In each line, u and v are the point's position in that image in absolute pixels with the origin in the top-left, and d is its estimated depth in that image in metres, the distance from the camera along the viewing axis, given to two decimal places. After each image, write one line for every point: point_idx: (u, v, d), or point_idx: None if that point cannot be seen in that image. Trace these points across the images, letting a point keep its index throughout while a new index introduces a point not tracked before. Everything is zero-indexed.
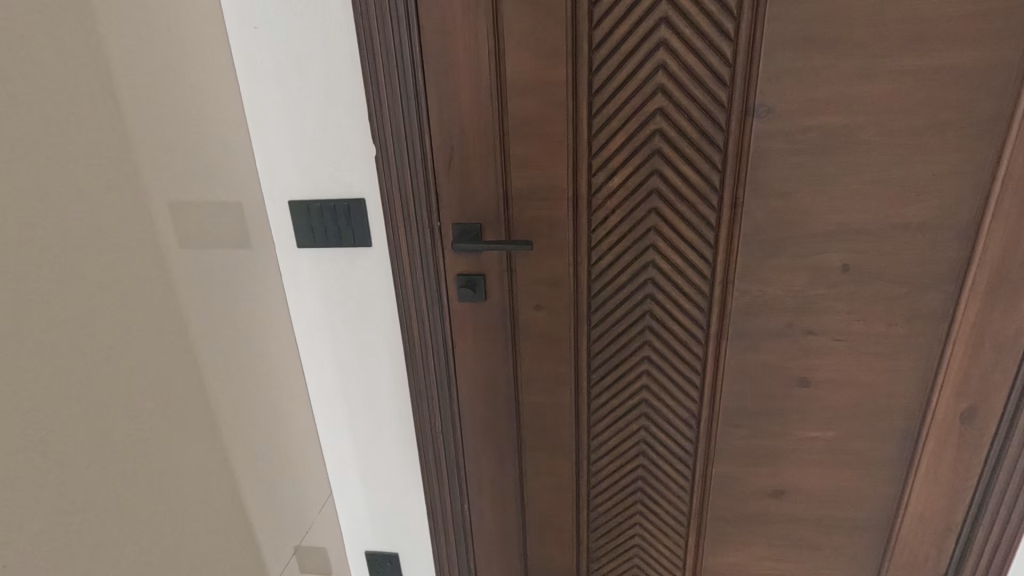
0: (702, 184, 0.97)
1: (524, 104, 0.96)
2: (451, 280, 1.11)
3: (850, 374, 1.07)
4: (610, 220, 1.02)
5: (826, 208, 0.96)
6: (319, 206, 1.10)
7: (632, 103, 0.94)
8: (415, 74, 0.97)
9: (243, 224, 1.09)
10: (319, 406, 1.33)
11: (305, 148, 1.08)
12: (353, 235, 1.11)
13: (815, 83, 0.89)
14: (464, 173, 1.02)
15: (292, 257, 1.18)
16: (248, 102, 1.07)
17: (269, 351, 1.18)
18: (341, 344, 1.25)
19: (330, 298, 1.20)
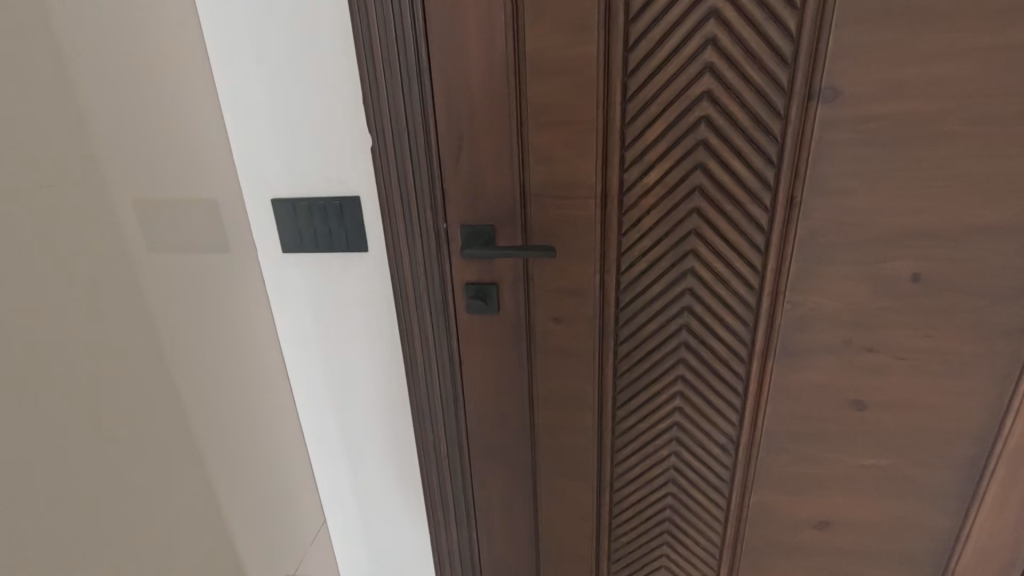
0: (754, 181, 0.83)
1: (547, 87, 0.82)
2: (458, 290, 0.97)
3: (913, 397, 0.94)
4: (644, 223, 0.88)
5: (897, 209, 0.83)
6: (306, 204, 0.96)
7: (674, 86, 0.80)
8: (418, 51, 0.82)
9: (219, 225, 0.95)
10: (310, 426, 1.19)
11: (289, 139, 0.93)
12: (346, 238, 0.97)
13: (892, 62, 0.75)
14: (474, 168, 0.88)
15: (276, 262, 1.04)
16: (222, 85, 0.92)
17: (252, 370, 1.04)
18: (334, 359, 1.11)
19: (320, 309, 1.06)
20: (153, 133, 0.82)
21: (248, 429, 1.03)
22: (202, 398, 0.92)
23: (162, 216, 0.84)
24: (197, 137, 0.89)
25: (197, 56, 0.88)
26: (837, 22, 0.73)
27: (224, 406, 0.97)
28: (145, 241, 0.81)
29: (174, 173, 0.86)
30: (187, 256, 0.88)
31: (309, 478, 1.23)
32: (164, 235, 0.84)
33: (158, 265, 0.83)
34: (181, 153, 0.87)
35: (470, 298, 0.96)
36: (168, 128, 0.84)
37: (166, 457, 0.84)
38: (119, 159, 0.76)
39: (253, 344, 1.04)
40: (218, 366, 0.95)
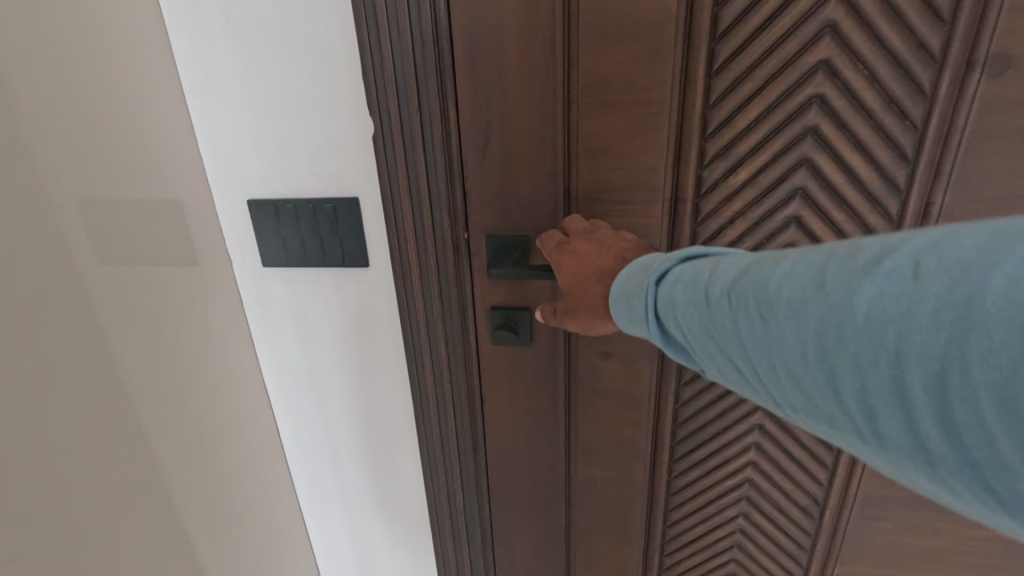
0: (877, 182, 0.63)
1: (608, 57, 0.61)
2: (481, 315, 0.77)
3: None
4: (725, 236, 0.68)
5: None
6: (291, 207, 0.75)
7: (780, 54, 0.59)
8: (435, 5, 0.61)
9: (186, 236, 0.74)
10: (301, 474, 0.98)
11: (268, 124, 0.71)
12: (341, 251, 0.77)
13: None
14: (507, 164, 0.68)
15: (259, 275, 0.82)
16: (181, 54, 0.70)
17: (229, 413, 0.83)
18: (327, 396, 0.90)
19: (311, 336, 0.85)
20: (94, 115, 0.63)
21: (229, 489, 0.83)
22: (168, 456, 0.72)
23: (110, 222, 0.64)
24: (151, 122, 0.69)
25: (144, 14, 0.67)
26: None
27: (194, 463, 0.76)
28: (83, 258, 0.61)
29: (124, 167, 0.66)
30: (142, 274, 0.69)
31: (302, 533, 1.03)
32: (113, 248, 0.64)
33: (103, 290, 0.63)
34: (133, 141, 0.67)
35: (497, 326, 0.76)
36: (115, 110, 0.65)
37: (121, 539, 0.65)
38: (47, 151, 0.57)
39: (229, 382, 0.83)
40: (188, 413, 0.75)
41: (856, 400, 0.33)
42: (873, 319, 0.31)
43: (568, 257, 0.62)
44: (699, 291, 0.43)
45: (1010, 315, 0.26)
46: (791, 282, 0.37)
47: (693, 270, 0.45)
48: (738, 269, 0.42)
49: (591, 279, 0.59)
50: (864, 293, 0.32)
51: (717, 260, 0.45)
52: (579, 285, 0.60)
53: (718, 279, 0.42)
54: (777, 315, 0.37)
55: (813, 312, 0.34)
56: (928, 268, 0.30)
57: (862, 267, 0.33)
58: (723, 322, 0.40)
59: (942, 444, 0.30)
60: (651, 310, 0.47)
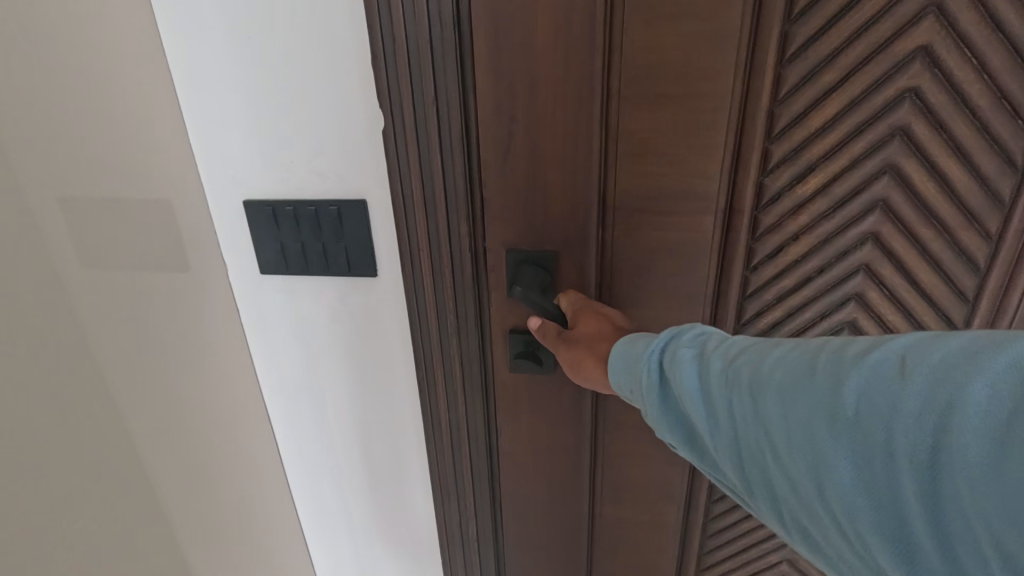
0: (976, 194, 0.53)
1: (662, 40, 0.51)
2: (499, 339, 0.68)
3: None
4: (786, 254, 0.58)
5: None
6: (291, 209, 0.64)
7: (870, 37, 0.48)
8: None
9: (176, 240, 0.63)
10: (303, 502, 0.87)
11: (262, 111, 0.60)
12: (343, 256, 0.66)
13: None
14: (534, 167, 0.58)
15: (253, 285, 0.71)
16: (167, 26, 0.58)
17: (231, 441, 0.73)
18: (331, 421, 0.79)
19: (314, 352, 0.74)
20: (79, 102, 0.52)
21: (229, 529, 0.72)
22: (161, 499, 0.61)
23: (96, 226, 0.54)
24: (137, 110, 0.57)
25: None
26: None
27: (192, 505, 0.66)
28: (64, 271, 0.50)
29: (114, 162, 0.56)
30: (129, 288, 0.58)
31: (307, 569, 0.92)
32: (99, 254, 0.54)
33: (88, 309, 0.53)
34: (123, 128, 0.56)
35: (518, 354, 0.67)
36: (102, 95, 0.54)
37: None
38: (20, 145, 0.47)
39: (228, 409, 0.72)
40: (183, 449, 0.64)
41: (838, 501, 0.29)
42: (868, 418, 0.28)
43: (590, 313, 0.56)
44: (682, 355, 0.38)
45: (1007, 429, 0.24)
46: (782, 364, 0.33)
47: (679, 334, 0.40)
48: (727, 340, 0.37)
49: (602, 315, 0.56)
50: (857, 385, 0.29)
51: (701, 327, 0.40)
52: (588, 315, 0.56)
53: (705, 348, 0.37)
54: (764, 395, 0.32)
55: (804, 398, 0.30)
56: (919, 366, 0.27)
57: (852, 358, 0.30)
58: (705, 393, 0.36)
59: (930, 561, 0.26)
60: (630, 366, 0.42)
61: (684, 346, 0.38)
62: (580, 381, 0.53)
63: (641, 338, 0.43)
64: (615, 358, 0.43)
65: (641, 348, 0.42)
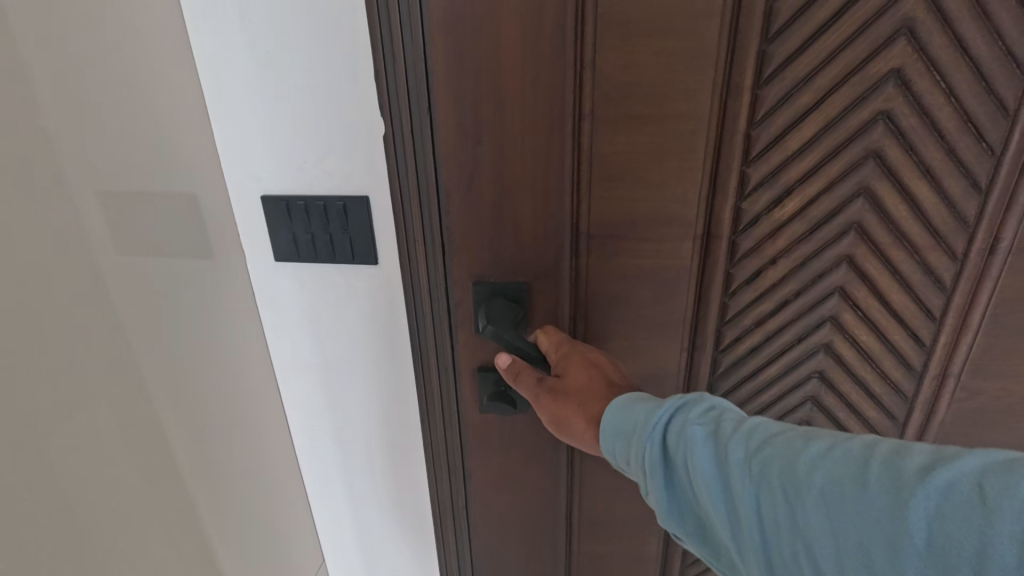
0: (943, 216, 0.53)
1: (634, 59, 0.48)
2: (468, 378, 0.62)
3: None
4: (766, 278, 0.56)
5: None
6: (307, 202, 0.56)
7: (846, 57, 0.47)
8: None
9: (196, 226, 0.56)
10: (323, 505, 0.78)
11: (261, 109, 0.54)
12: (350, 245, 0.58)
13: None
14: (500, 194, 0.53)
15: (270, 273, 0.62)
16: (202, 42, 0.52)
17: (246, 449, 0.65)
18: (353, 427, 0.70)
19: (340, 346, 0.65)
20: (108, 86, 0.47)
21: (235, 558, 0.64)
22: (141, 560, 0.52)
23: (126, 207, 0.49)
24: (151, 103, 0.51)
25: None
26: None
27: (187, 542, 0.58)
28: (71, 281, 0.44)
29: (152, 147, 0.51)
30: (155, 280, 0.53)
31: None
32: (133, 237, 0.50)
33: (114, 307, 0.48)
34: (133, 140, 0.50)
35: (490, 396, 0.61)
36: (118, 84, 0.48)
37: None
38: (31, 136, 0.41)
39: (235, 420, 0.63)
40: (194, 462, 0.57)
41: None
42: (945, 549, 0.26)
43: (576, 361, 0.50)
44: (692, 435, 0.36)
45: None
46: (827, 467, 0.31)
47: (688, 407, 0.39)
48: (745, 423, 0.36)
49: (591, 365, 0.50)
50: (928, 507, 0.27)
51: (713, 401, 0.39)
52: (570, 357, 0.51)
53: (724, 431, 0.36)
54: (802, 501, 0.31)
55: (862, 514, 0.28)
56: (1004, 498, 0.25)
57: (914, 473, 0.28)
58: (726, 485, 0.34)
59: None
60: (630, 438, 0.40)
61: (693, 424, 0.37)
62: (564, 435, 0.49)
63: (637, 400, 0.42)
64: (608, 420, 0.42)
65: (638, 417, 0.40)
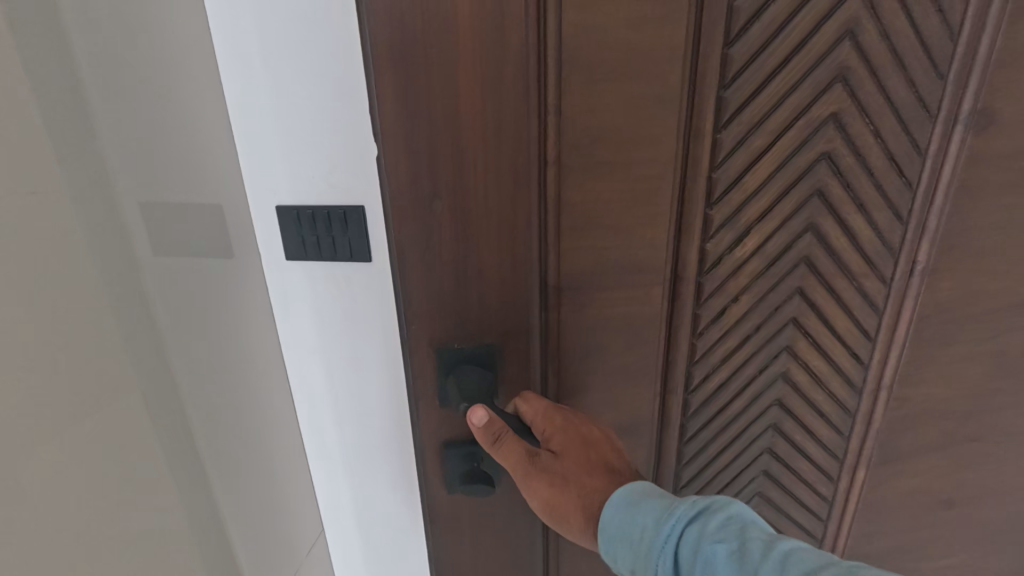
0: (875, 245, 0.57)
1: (601, 103, 0.45)
2: (432, 455, 0.55)
3: (981, 497, 0.77)
4: (731, 314, 0.56)
5: (1007, 291, 0.63)
6: (312, 209, 0.52)
7: (790, 106, 0.49)
8: (427, 12, 0.40)
9: (219, 222, 0.50)
10: (331, 521, 0.68)
11: (265, 103, 0.49)
12: (348, 245, 0.53)
13: None
14: (463, 251, 0.47)
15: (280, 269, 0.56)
16: (218, 25, 0.47)
17: (257, 486, 0.56)
18: (368, 431, 0.62)
19: (352, 340, 0.58)
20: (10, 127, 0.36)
21: None
22: None
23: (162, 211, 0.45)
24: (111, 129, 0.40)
25: None
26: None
27: None
28: (22, 367, 0.34)
29: (180, 144, 0.46)
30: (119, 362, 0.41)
31: None
32: (168, 244, 0.45)
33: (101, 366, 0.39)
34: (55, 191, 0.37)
35: (462, 477, 0.53)
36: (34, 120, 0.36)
37: None
38: None
39: (255, 425, 0.56)
40: None
41: None
42: None
43: (572, 441, 0.46)
44: (709, 553, 0.36)
45: None
46: None
47: (706, 517, 0.38)
48: (774, 549, 0.34)
49: (587, 445, 0.46)
50: None
51: (733, 511, 0.38)
52: (565, 429, 0.47)
53: (749, 557, 0.35)
54: None
55: None
56: None
57: None
58: None
59: None
60: (636, 546, 0.40)
61: (707, 541, 0.37)
62: (559, 526, 0.45)
63: (643, 500, 0.41)
64: (608, 521, 0.41)
65: (645, 522, 0.40)
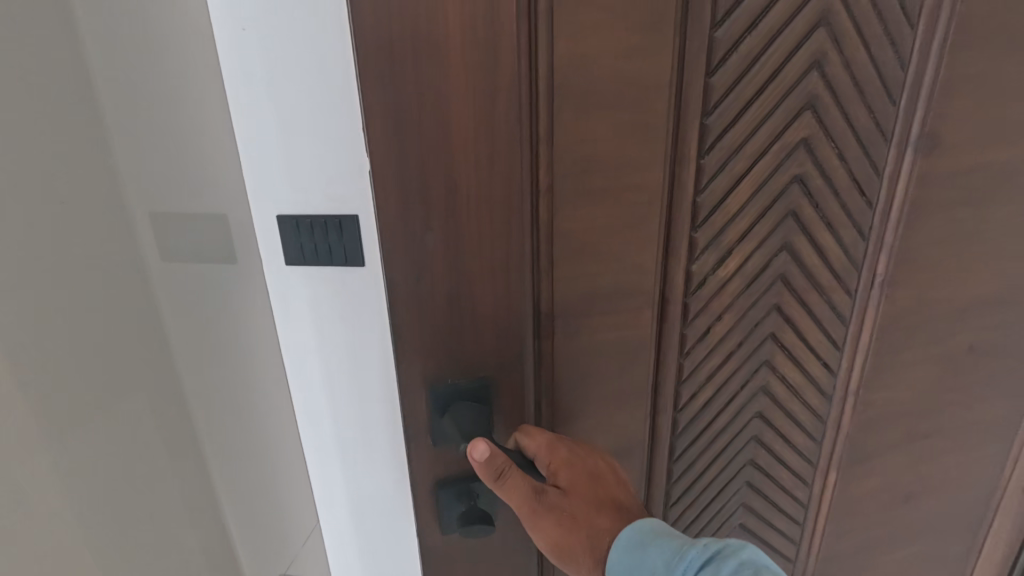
0: (842, 259, 0.60)
1: (591, 131, 0.45)
2: (423, 494, 0.52)
3: (931, 488, 0.83)
4: (715, 332, 0.58)
5: (955, 300, 0.68)
6: (312, 218, 0.51)
7: (765, 133, 0.51)
8: (418, 41, 0.39)
9: (223, 227, 0.51)
10: (330, 527, 0.67)
11: (264, 104, 0.48)
12: (343, 250, 0.52)
13: (986, 132, 0.58)
14: (456, 284, 0.45)
15: (279, 276, 0.54)
16: (219, 23, 0.46)
17: (255, 486, 0.57)
18: (365, 442, 0.61)
19: (352, 349, 0.57)
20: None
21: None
22: None
23: (170, 220, 0.46)
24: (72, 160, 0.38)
25: None
26: (963, 33, 0.52)
27: None
28: None
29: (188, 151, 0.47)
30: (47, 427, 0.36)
31: None
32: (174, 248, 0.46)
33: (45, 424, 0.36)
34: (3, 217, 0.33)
35: (461, 519, 0.51)
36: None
37: None
38: None
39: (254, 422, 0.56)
40: None
41: None
42: None
43: (579, 477, 0.45)
44: None
45: None
46: None
47: (719, 561, 0.39)
48: None
49: (593, 480, 0.46)
50: None
51: (745, 557, 0.39)
52: (570, 462, 0.46)
53: None
54: None
55: None
56: None
57: None
58: None
59: None
60: None
61: None
62: (562, 564, 0.44)
63: (653, 540, 0.41)
64: (618, 563, 0.42)
65: (655, 564, 0.40)
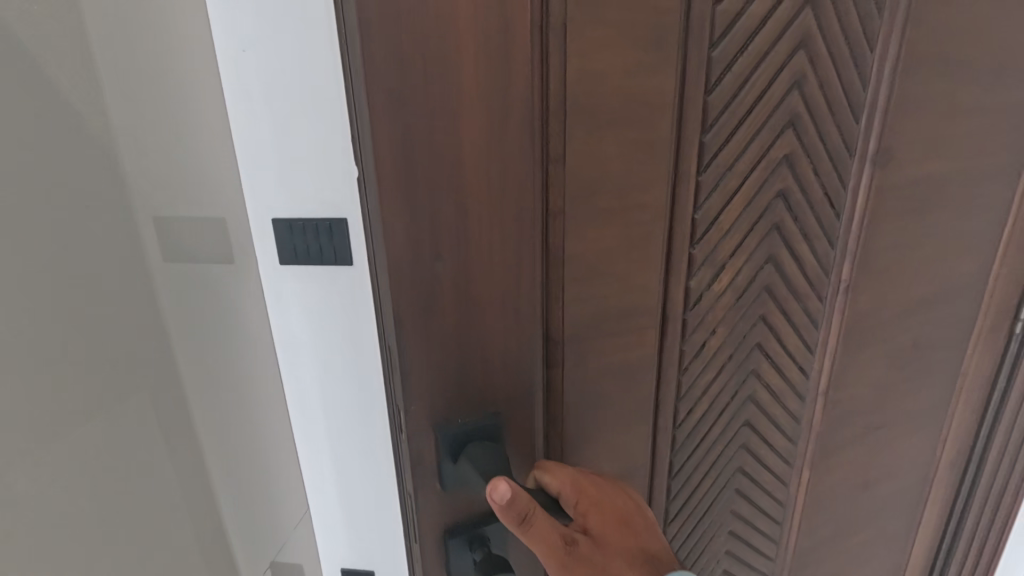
0: (815, 268, 0.63)
1: (600, 151, 0.44)
2: (429, 543, 0.47)
3: (881, 474, 0.89)
4: (710, 346, 0.58)
5: (901, 301, 0.73)
6: (304, 222, 0.68)
7: (755, 151, 0.52)
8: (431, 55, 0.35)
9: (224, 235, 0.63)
10: (314, 482, 0.81)
11: (264, 131, 0.63)
12: (332, 250, 0.69)
13: (929, 149, 0.63)
14: (466, 316, 0.42)
15: (274, 274, 0.71)
16: (226, 74, 0.61)
17: (251, 450, 0.68)
18: (343, 403, 0.77)
19: (333, 329, 0.73)
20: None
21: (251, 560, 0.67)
22: None
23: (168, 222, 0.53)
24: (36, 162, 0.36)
25: None
26: (915, 57, 0.57)
27: None
28: None
29: (193, 174, 0.57)
30: None
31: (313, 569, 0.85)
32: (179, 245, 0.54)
33: None
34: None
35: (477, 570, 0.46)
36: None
37: None
38: None
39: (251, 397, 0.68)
40: None
41: None
42: None
43: (606, 517, 0.44)
44: None
45: None
46: None
47: None
48: None
49: (618, 520, 0.45)
50: None
51: None
52: (597, 502, 0.45)
53: None
54: None
55: None
56: None
57: None
58: None
59: None
60: None
61: None
62: None
63: None
64: None
65: None
